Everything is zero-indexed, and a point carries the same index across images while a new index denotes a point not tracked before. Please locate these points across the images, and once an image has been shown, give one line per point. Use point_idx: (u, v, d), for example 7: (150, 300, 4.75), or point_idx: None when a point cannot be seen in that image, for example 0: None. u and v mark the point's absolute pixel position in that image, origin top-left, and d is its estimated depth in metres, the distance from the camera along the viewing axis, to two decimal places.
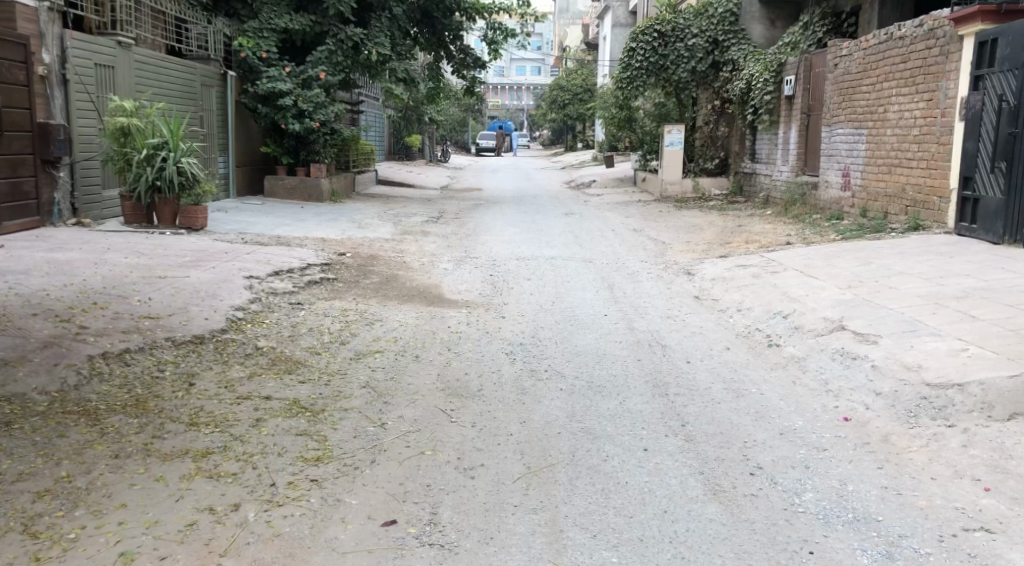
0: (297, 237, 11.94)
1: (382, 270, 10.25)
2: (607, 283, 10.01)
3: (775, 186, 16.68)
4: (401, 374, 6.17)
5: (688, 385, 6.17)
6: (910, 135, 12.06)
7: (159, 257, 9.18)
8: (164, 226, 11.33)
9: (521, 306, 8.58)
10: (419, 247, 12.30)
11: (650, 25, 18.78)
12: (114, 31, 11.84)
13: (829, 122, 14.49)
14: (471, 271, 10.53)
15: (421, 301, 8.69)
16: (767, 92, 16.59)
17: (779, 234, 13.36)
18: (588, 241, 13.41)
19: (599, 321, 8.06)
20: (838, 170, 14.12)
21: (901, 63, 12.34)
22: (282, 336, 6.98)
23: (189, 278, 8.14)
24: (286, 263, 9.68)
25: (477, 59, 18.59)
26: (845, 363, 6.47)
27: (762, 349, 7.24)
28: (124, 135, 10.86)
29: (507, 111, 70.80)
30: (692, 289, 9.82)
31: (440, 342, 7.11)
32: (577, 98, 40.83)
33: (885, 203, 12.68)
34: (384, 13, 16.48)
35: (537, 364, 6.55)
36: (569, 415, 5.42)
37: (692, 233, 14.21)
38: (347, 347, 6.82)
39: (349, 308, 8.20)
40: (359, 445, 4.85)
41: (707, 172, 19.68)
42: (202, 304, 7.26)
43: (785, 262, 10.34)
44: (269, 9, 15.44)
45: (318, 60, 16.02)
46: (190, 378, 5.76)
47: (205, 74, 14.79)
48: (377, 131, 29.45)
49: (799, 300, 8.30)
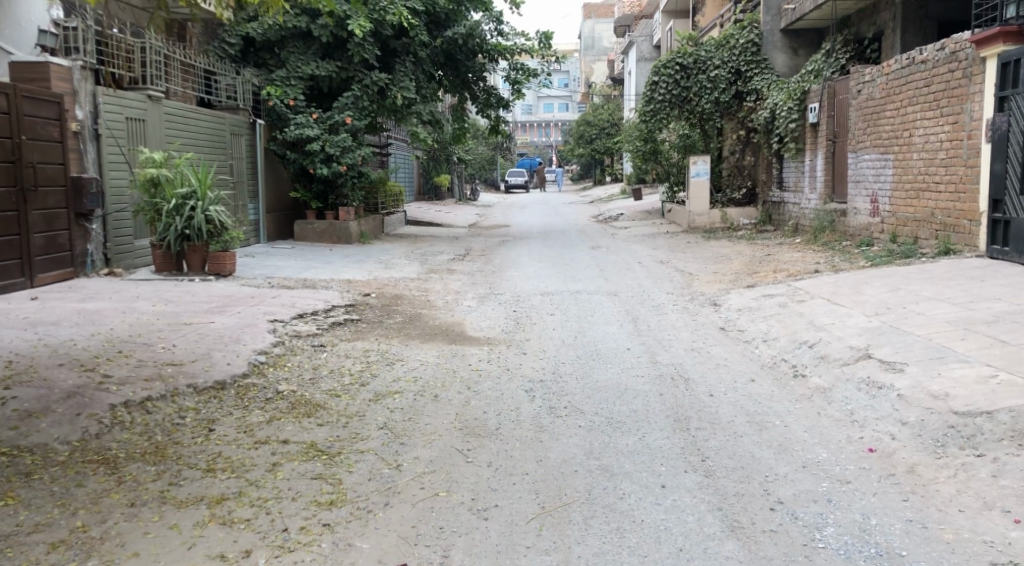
0: (323, 280, 12.04)
1: (406, 309, 10.31)
2: (631, 316, 9.95)
3: (803, 214, 16.56)
4: (420, 415, 6.16)
5: (710, 419, 6.09)
6: (937, 159, 11.95)
7: (187, 304, 9.32)
8: (193, 273, 11.47)
9: (543, 342, 8.58)
10: (445, 285, 12.34)
11: (672, 58, 18.90)
12: (144, 86, 12.08)
13: (855, 149, 14.40)
14: (495, 308, 10.55)
15: (443, 340, 8.71)
16: (791, 120, 16.56)
17: (808, 263, 13.24)
18: (613, 274, 13.39)
19: (621, 355, 8.03)
20: (866, 196, 13.99)
21: (924, 87, 12.26)
22: (303, 379, 7.01)
23: (214, 324, 8.23)
24: (311, 305, 9.78)
25: (500, 98, 18.77)
26: (872, 393, 6.35)
27: (788, 380, 7.15)
28: (154, 186, 11.18)
29: (535, 147, 71.23)
30: (718, 320, 9.73)
31: (460, 381, 7.10)
32: (603, 132, 41.18)
33: (914, 228, 12.53)
34: (409, 57, 16.72)
35: (556, 401, 6.49)
36: (586, 452, 5.37)
37: (720, 264, 14.11)
38: (366, 388, 6.82)
39: (371, 348, 8.23)
40: (374, 487, 4.83)
41: (734, 202, 19.62)
42: (225, 349, 7.33)
43: (812, 290, 10.22)
44: (296, 58, 15.89)
45: (344, 106, 16.21)
46: (210, 423, 5.80)
47: (234, 123, 15.06)
48: (406, 172, 29.79)
49: (825, 330, 8.19)
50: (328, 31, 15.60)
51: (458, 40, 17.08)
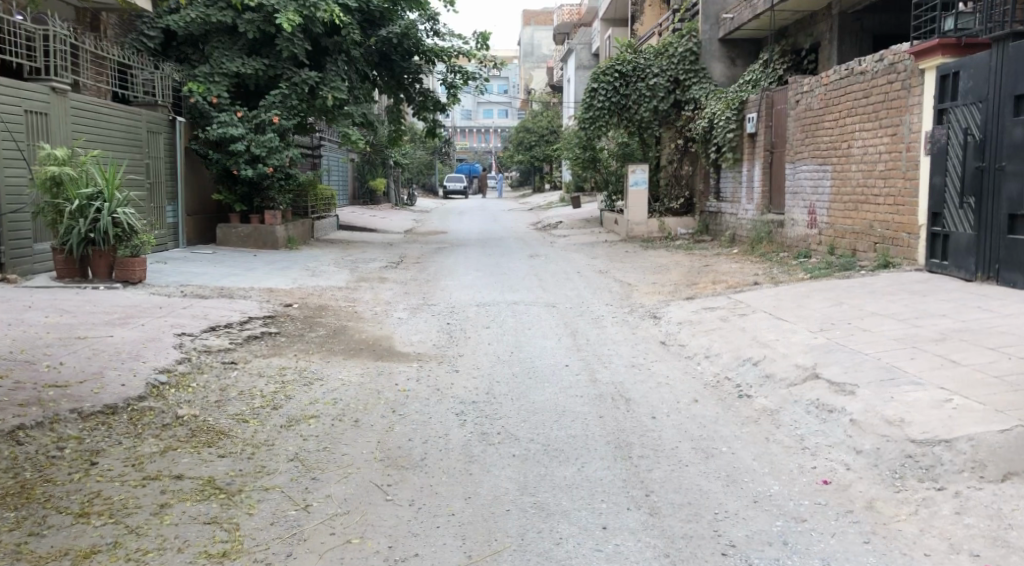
0: (242, 288, 11.33)
1: (331, 321, 9.67)
2: (570, 329, 9.49)
3: (740, 224, 16.36)
4: (336, 444, 5.57)
5: (653, 446, 5.62)
6: (876, 170, 11.75)
7: (84, 315, 8.59)
8: (100, 280, 10.69)
9: (477, 358, 8.06)
10: (375, 295, 11.72)
11: (611, 65, 18.53)
12: (47, 77, 11.32)
13: (793, 160, 14.19)
14: (427, 320, 9.99)
15: (368, 356, 8.10)
16: (729, 129, 16.30)
17: (747, 274, 12.96)
18: (551, 284, 12.93)
19: (558, 372, 7.54)
20: (804, 207, 13.77)
21: (863, 98, 12.07)
22: (208, 401, 6.36)
23: (112, 339, 7.54)
24: (226, 317, 9.10)
25: (437, 101, 18.19)
26: (822, 417, 5.92)
27: (732, 401, 6.73)
28: (56, 184, 10.34)
29: (474, 153, 70.75)
30: (658, 334, 9.33)
31: (384, 404, 6.52)
32: (543, 140, 40.94)
33: (853, 240, 12.32)
34: (341, 56, 16.05)
35: (488, 427, 5.94)
36: (520, 487, 4.83)
37: (659, 274, 13.77)
38: (279, 412, 6.21)
39: (288, 366, 7.58)
40: (275, 534, 4.24)
41: (672, 212, 19.37)
42: (121, 367, 6.69)
43: (754, 303, 9.88)
44: (220, 53, 15.10)
45: (271, 105, 15.47)
46: (92, 455, 5.18)
47: (151, 120, 14.26)
48: (339, 176, 29.04)
49: (769, 346, 7.80)
50: (255, 27, 14.86)
51: (393, 40, 16.48)
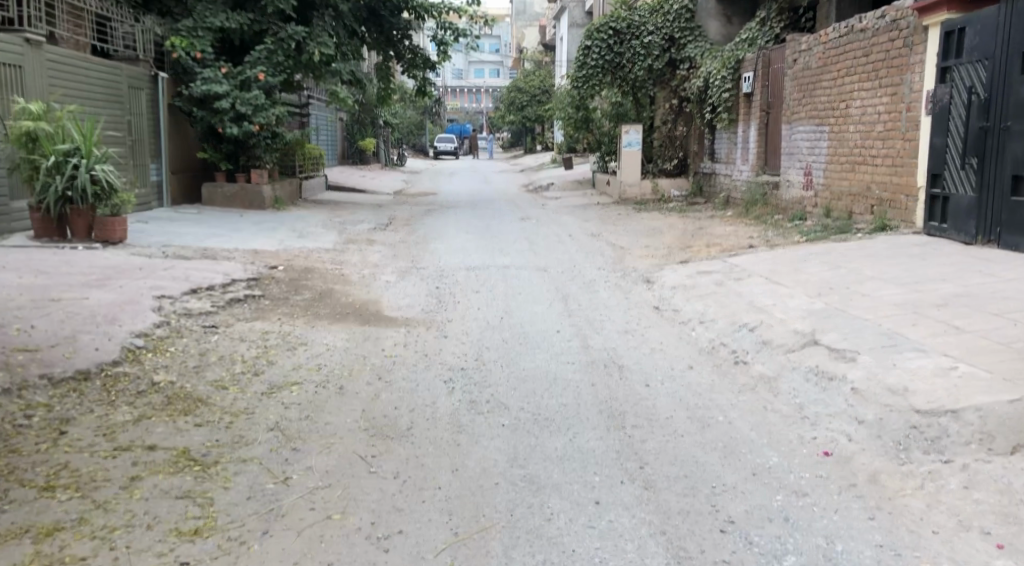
0: (226, 249, 11.05)
1: (316, 284, 9.41)
2: (561, 294, 9.27)
3: (735, 186, 16.09)
4: (318, 412, 5.34)
5: (648, 415, 5.42)
6: (875, 131, 11.48)
7: (60, 276, 8.32)
8: (78, 240, 10.40)
9: (466, 323, 7.84)
10: (362, 257, 11.46)
11: (604, 22, 18.04)
12: (21, 28, 10.99)
13: (789, 120, 13.90)
14: (415, 283, 9.75)
15: (354, 321, 7.86)
16: (725, 89, 16.00)
17: (741, 237, 12.74)
18: (543, 247, 12.69)
19: (549, 338, 7.32)
20: (800, 168, 13.51)
21: (863, 56, 11.77)
22: (186, 367, 6.13)
23: (87, 301, 7.28)
24: (207, 279, 8.84)
25: (427, 59, 17.78)
26: (821, 385, 5.68)
27: (728, 368, 6.53)
28: (31, 140, 10.03)
29: (465, 113, 70.04)
30: (651, 298, 9.11)
31: (370, 370, 6.30)
32: (535, 100, 40.45)
33: (849, 202, 12.08)
34: (328, 11, 15.61)
35: (477, 395, 5.73)
36: (510, 459, 4.62)
37: (652, 237, 13.54)
38: (261, 378, 5.98)
39: (270, 330, 7.35)
40: (251, 509, 4.03)
41: (665, 173, 19.22)
42: (95, 331, 6.45)
43: (749, 267, 9.66)
44: (203, 7, 14.62)
45: (256, 61, 15.08)
46: (61, 424, 4.96)
47: (131, 75, 13.85)
48: (328, 135, 28.62)
49: (766, 311, 7.59)
50: None
51: None
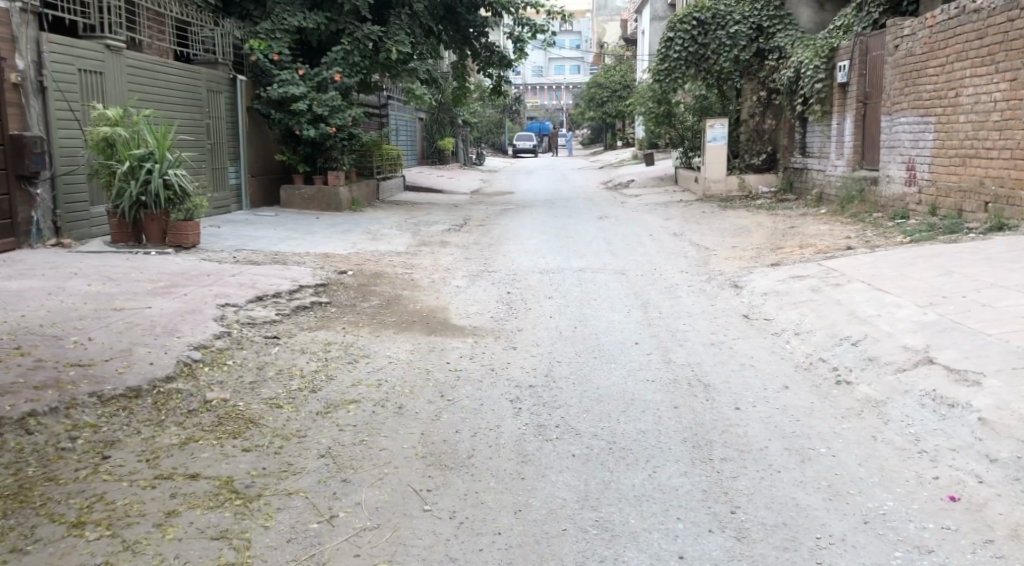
0: (297, 253, 10.80)
1: (384, 290, 9.05)
2: (642, 300, 8.69)
3: (828, 182, 15.23)
4: (375, 436, 4.93)
5: (738, 445, 4.86)
6: (989, 121, 10.62)
7: (127, 283, 8.10)
8: (153, 245, 10.26)
9: (537, 333, 7.34)
10: (434, 260, 11.08)
11: (689, 13, 17.44)
12: (101, 34, 10.91)
13: (889, 111, 12.98)
14: (486, 288, 9.30)
15: (420, 330, 7.45)
16: (818, 79, 15.06)
17: (837, 237, 11.95)
18: (622, 248, 12.11)
19: (626, 352, 6.76)
20: (902, 162, 12.61)
21: (977, 40, 10.90)
22: (242, 382, 5.77)
23: (149, 310, 7.01)
24: (274, 285, 8.55)
25: (503, 57, 17.36)
26: (941, 414, 5.04)
27: (829, 389, 5.89)
28: (108, 145, 9.92)
29: (546, 111, 69.48)
30: (740, 306, 8.47)
31: (432, 387, 5.86)
32: (615, 95, 39.72)
33: (958, 199, 11.19)
34: (405, 10, 15.36)
35: (546, 418, 5.25)
36: (580, 497, 4.15)
37: (738, 237, 12.82)
38: (318, 396, 5.59)
39: (333, 341, 6.98)
40: (290, 556, 3.70)
41: (754, 168, 18.39)
42: (152, 343, 6.13)
43: (848, 271, 8.92)
44: (281, 8, 14.47)
45: (333, 61, 14.83)
46: (105, 447, 4.61)
47: (211, 78, 13.73)
48: (407, 134, 28.45)
49: (870, 323, 6.90)
50: None
51: None
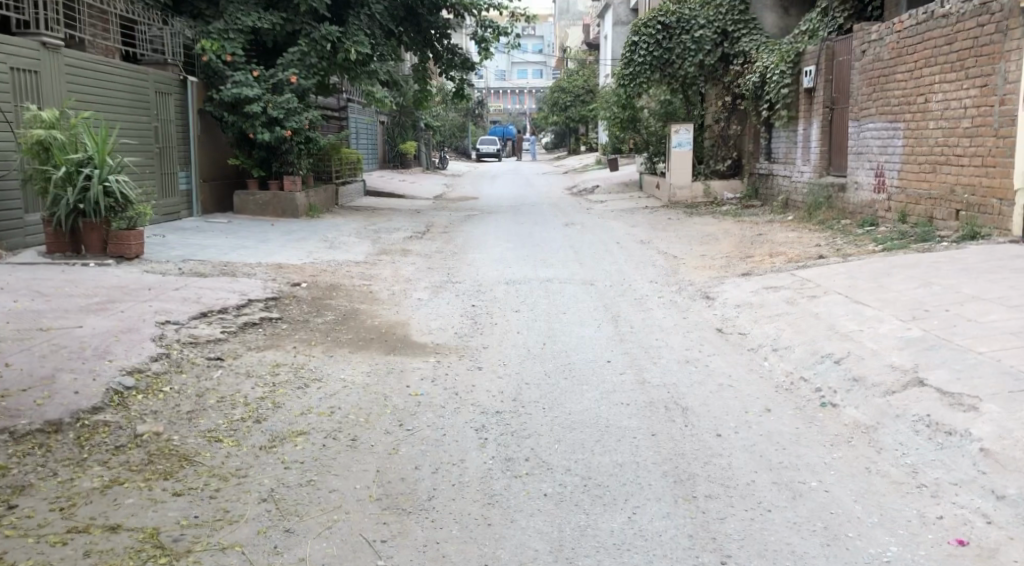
0: (247, 264, 10.24)
1: (340, 304, 8.55)
2: (611, 313, 8.28)
3: (795, 188, 14.95)
4: (324, 475, 4.45)
5: (723, 480, 4.44)
6: (958, 127, 10.36)
7: (59, 299, 7.53)
8: (93, 256, 9.61)
9: (503, 352, 6.89)
10: (394, 271, 10.58)
11: (653, 16, 17.11)
12: (37, 31, 10.28)
13: (857, 117, 12.71)
14: (449, 301, 8.83)
15: (378, 349, 6.96)
16: (783, 85, 14.81)
17: (807, 245, 11.65)
18: (588, 257, 11.70)
19: (599, 372, 6.33)
20: (870, 169, 12.34)
21: (945, 45, 10.65)
22: (178, 413, 5.26)
23: (80, 330, 6.46)
24: (221, 300, 8.00)
25: (466, 59, 16.92)
26: (938, 442, 4.69)
27: (813, 412, 5.50)
28: (44, 150, 9.28)
29: (509, 115, 69.05)
30: (713, 319, 8.10)
31: (390, 414, 5.38)
32: (579, 100, 39.41)
33: (929, 206, 10.92)
34: (363, 10, 14.84)
35: (514, 450, 4.78)
36: (554, 549, 3.81)
37: (707, 245, 12.49)
38: (262, 428, 5.08)
39: (282, 363, 6.47)
40: None
41: (719, 174, 17.99)
42: (79, 368, 5.59)
43: (824, 282, 8.58)
44: (235, 7, 13.94)
45: (289, 63, 14.34)
46: (13, 495, 4.12)
47: (159, 80, 13.11)
48: (368, 139, 27.86)
49: (852, 339, 6.55)
50: None
51: None
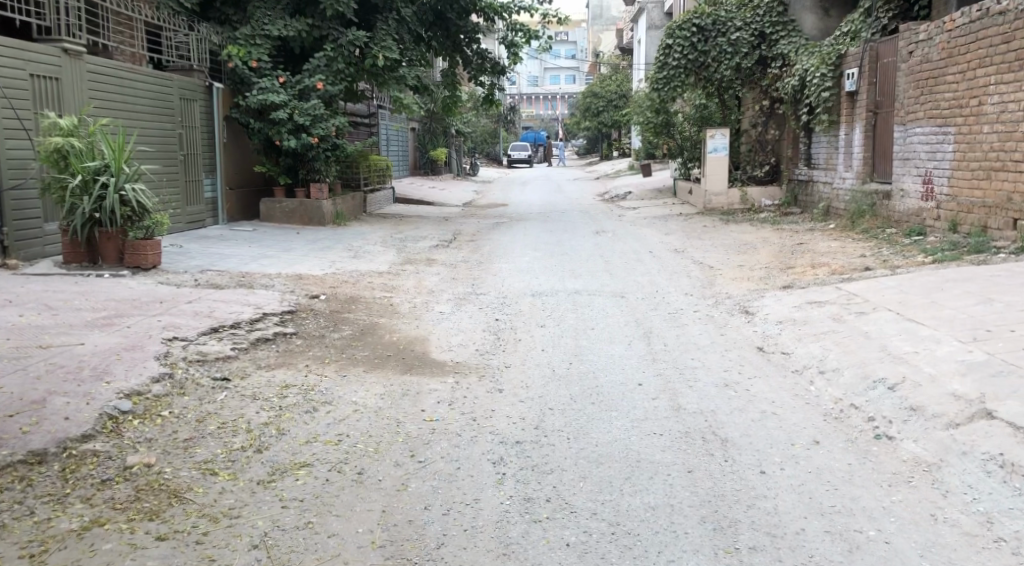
0: (266, 275, 9.88)
1: (359, 318, 8.15)
2: (643, 329, 7.79)
3: (836, 195, 14.36)
4: (328, 516, 4.08)
5: (769, 528, 4.01)
6: (1016, 132, 9.78)
7: (65, 313, 7.18)
8: (109, 266, 9.27)
9: (528, 371, 6.45)
10: (418, 281, 10.18)
11: (688, 19, 16.66)
12: (58, 37, 10.01)
13: (903, 121, 12.11)
14: (473, 314, 8.40)
15: (394, 368, 6.53)
16: (824, 87, 14.22)
17: (851, 255, 11.09)
18: (621, 267, 11.23)
19: (630, 396, 5.85)
20: (917, 175, 11.75)
21: (1002, 44, 10.06)
22: (174, 441, 4.86)
23: (80, 348, 6.09)
24: (234, 313, 7.63)
25: (497, 63, 16.51)
26: (1016, 486, 4.27)
27: (867, 445, 5.00)
28: (62, 158, 8.94)
29: (542, 120, 68.64)
30: (753, 336, 7.59)
31: (402, 443, 4.96)
32: (611, 105, 38.90)
33: (982, 215, 10.32)
34: (391, 14, 14.46)
35: (536, 489, 4.34)
36: None
37: (744, 255, 11.95)
38: (263, 458, 4.69)
39: (292, 383, 6.06)
40: None
41: (755, 180, 17.40)
42: (73, 391, 5.20)
43: (872, 296, 8.05)
44: (263, 13, 13.65)
45: (316, 69, 14.05)
46: None
47: (184, 85, 12.82)
48: (398, 144, 27.58)
49: (908, 362, 6.03)
50: None
51: None
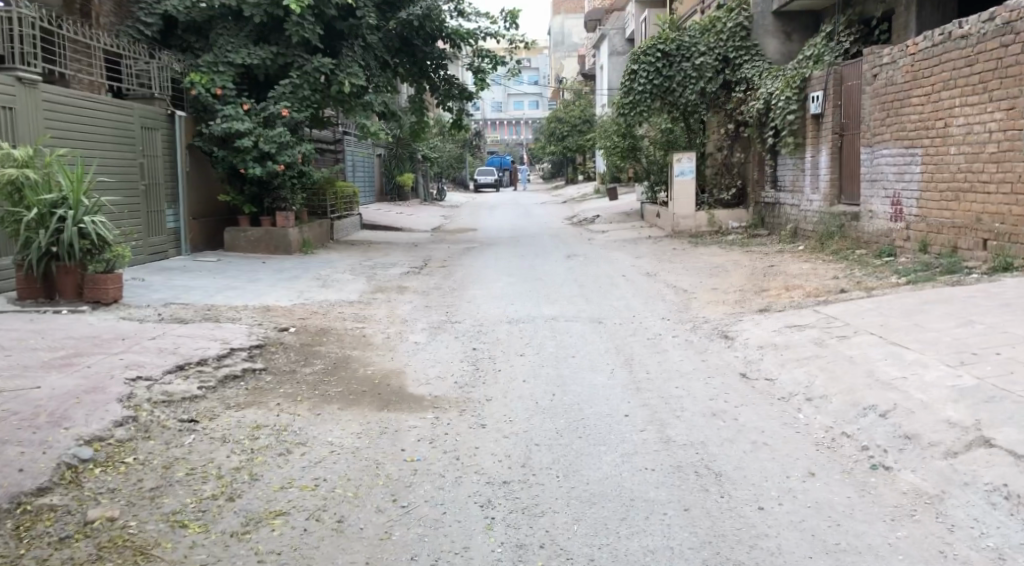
0: (232, 307, 9.58)
1: (330, 350, 7.89)
2: (623, 357, 7.61)
3: (804, 217, 14.34)
4: None
5: None
6: (984, 153, 9.81)
7: (21, 353, 6.86)
8: (66, 303, 8.88)
9: (509, 404, 6.24)
10: (389, 311, 9.93)
11: (652, 44, 16.66)
12: (12, 65, 9.68)
13: (870, 143, 12.14)
14: (448, 344, 8.18)
15: (370, 404, 6.27)
16: (790, 110, 14.24)
17: (824, 277, 11.03)
18: (595, 292, 11.07)
19: (615, 430, 5.65)
20: (886, 197, 11.75)
21: (966, 67, 10.10)
22: (138, 490, 4.58)
23: (36, 391, 5.78)
24: (200, 349, 7.33)
25: (463, 89, 16.36)
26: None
27: (864, 476, 4.85)
28: (17, 191, 8.63)
29: (506, 145, 68.74)
30: (735, 362, 7.44)
31: (382, 487, 4.71)
32: (576, 130, 38.99)
33: (953, 235, 10.31)
34: (357, 42, 14.20)
35: (525, 536, 4.14)
36: None
37: (717, 278, 11.86)
38: (235, 507, 4.43)
39: (263, 423, 5.78)
40: None
41: (721, 203, 17.32)
42: (29, 439, 4.90)
43: (853, 320, 7.95)
44: (225, 40, 13.44)
45: (280, 96, 13.71)
46: None
47: (145, 114, 12.51)
48: (363, 171, 27.32)
49: (897, 387, 5.90)
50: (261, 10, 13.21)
51: (414, 22, 14.44)
